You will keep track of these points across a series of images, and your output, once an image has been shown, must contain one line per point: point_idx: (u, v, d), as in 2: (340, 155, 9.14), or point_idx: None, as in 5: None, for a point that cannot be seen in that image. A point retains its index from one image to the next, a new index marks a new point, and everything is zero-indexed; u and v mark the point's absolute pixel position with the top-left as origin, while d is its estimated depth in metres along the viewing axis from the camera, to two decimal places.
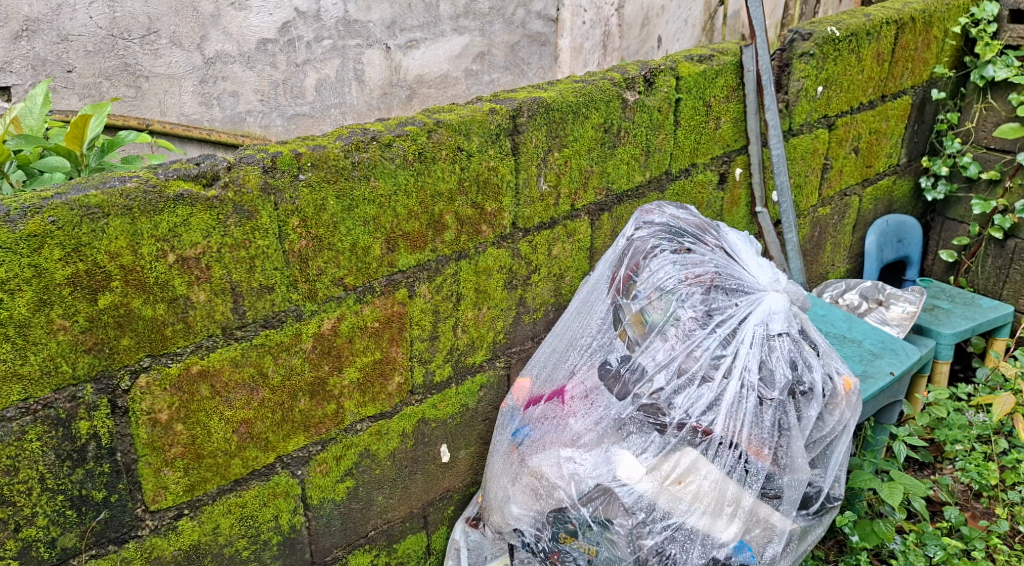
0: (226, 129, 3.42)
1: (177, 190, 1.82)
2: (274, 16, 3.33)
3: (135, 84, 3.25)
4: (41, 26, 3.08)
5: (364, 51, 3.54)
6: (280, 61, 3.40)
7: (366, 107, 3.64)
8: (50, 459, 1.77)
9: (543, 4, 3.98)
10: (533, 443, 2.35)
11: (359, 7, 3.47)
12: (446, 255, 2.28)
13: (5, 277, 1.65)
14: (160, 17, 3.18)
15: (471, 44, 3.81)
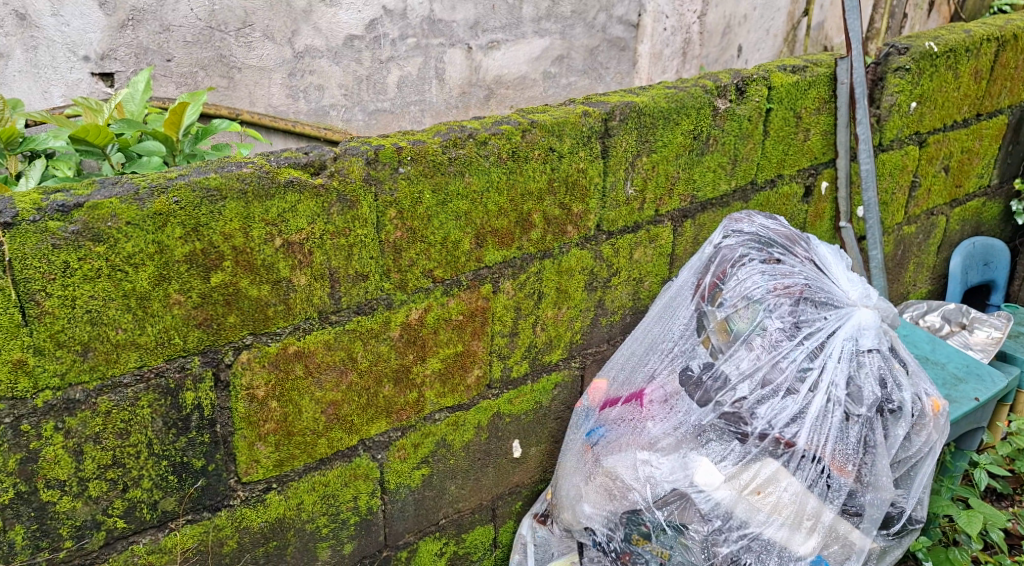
0: (311, 121, 3.36)
1: (287, 176, 1.90)
2: (362, 14, 3.33)
3: (228, 74, 3.20)
4: (146, 16, 3.03)
5: (446, 51, 3.57)
6: (365, 57, 3.39)
7: (444, 106, 3.66)
8: (158, 426, 1.87)
9: (625, 9, 4.01)
10: (609, 443, 2.37)
11: (444, 7, 3.49)
12: (531, 253, 2.33)
13: (132, 252, 1.76)
14: (255, 10, 3.15)
15: (552, 47, 3.84)
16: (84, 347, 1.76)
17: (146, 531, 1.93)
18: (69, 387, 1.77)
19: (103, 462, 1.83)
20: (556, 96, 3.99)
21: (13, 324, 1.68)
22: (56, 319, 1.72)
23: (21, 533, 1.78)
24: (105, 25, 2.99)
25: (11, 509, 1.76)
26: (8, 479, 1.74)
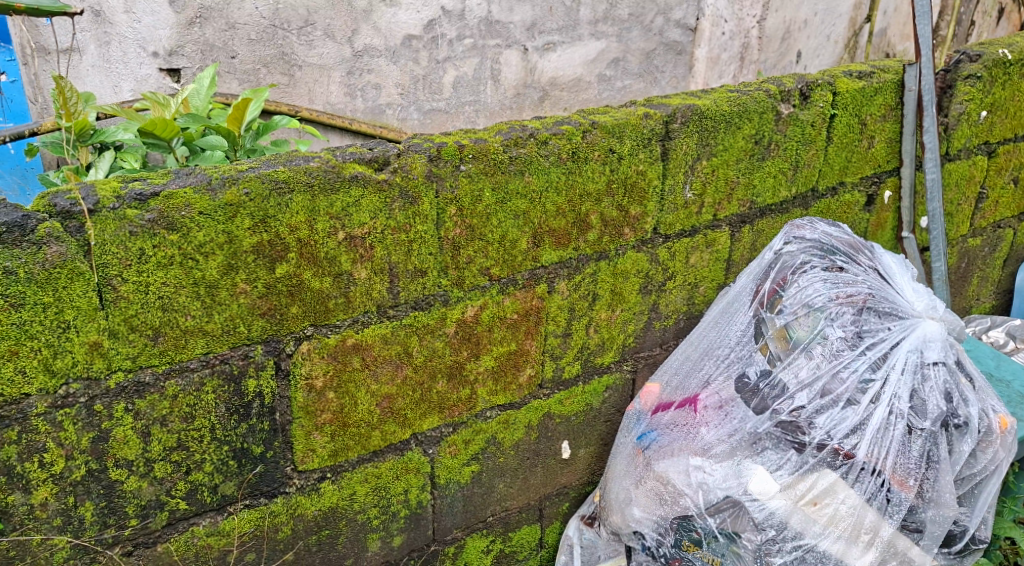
0: (367, 119, 3.40)
1: (352, 171, 1.93)
2: (421, 14, 3.36)
3: (289, 72, 3.22)
4: (212, 14, 3.05)
5: (502, 52, 3.59)
6: (422, 57, 3.42)
7: (499, 107, 3.68)
8: (221, 412, 1.92)
9: (683, 13, 4.00)
10: (661, 448, 2.36)
11: (502, 8, 3.51)
12: (587, 254, 2.33)
13: (202, 241, 1.80)
14: (318, 9, 3.17)
15: (608, 49, 3.84)
16: (155, 332, 1.81)
17: (205, 514, 1.98)
18: (139, 370, 1.82)
19: (168, 444, 1.88)
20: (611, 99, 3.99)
21: (91, 307, 1.74)
22: (130, 304, 1.77)
23: (90, 509, 1.85)
24: (174, 23, 3.02)
25: (81, 486, 1.82)
26: (79, 456, 1.80)
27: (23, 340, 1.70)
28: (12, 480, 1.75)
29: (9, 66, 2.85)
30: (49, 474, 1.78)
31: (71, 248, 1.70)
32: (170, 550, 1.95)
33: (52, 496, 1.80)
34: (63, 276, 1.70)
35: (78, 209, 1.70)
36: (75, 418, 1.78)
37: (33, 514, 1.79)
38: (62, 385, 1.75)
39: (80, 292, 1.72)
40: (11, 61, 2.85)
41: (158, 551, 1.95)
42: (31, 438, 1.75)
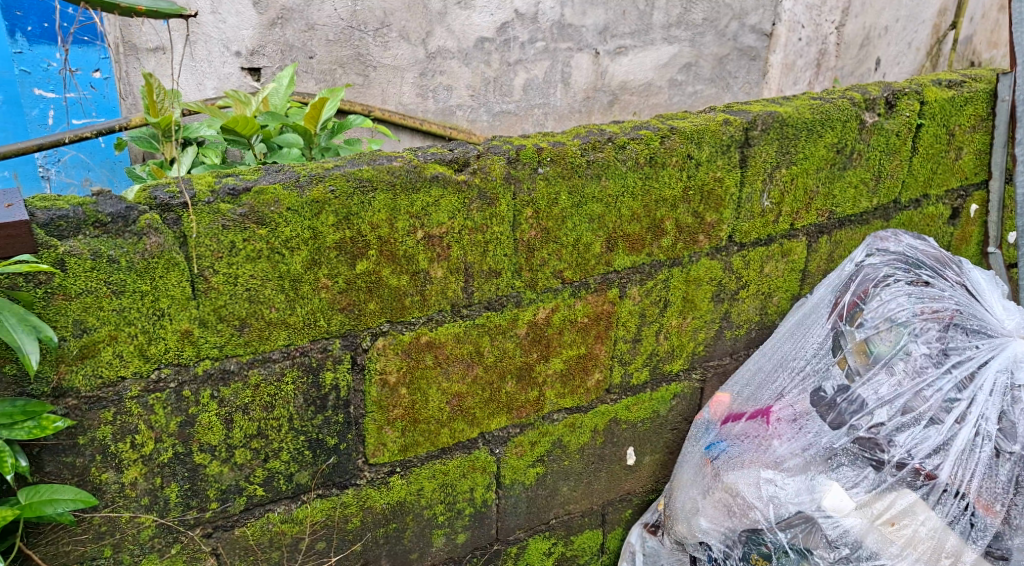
0: (437, 120, 3.44)
1: (433, 171, 1.96)
2: (495, 16, 3.39)
3: (364, 73, 3.27)
4: (293, 15, 3.11)
5: (573, 55, 3.59)
6: (494, 59, 3.45)
7: (568, 110, 3.68)
8: (299, 403, 1.97)
9: (759, 18, 3.94)
10: (730, 459, 2.35)
11: (575, 11, 3.51)
12: (661, 260, 2.32)
13: (289, 236, 1.85)
14: (394, 11, 3.21)
15: (680, 54, 3.82)
16: (241, 323, 1.86)
17: (281, 501, 2.03)
18: (225, 358, 1.87)
19: (249, 431, 1.94)
20: (681, 105, 3.96)
21: (184, 296, 1.80)
22: (219, 295, 1.83)
23: (175, 490, 1.91)
24: (256, 23, 3.08)
25: (168, 468, 1.88)
26: (167, 439, 1.86)
27: (122, 326, 1.76)
28: (106, 458, 1.82)
29: (102, 63, 2.95)
30: (140, 455, 1.85)
31: (169, 239, 1.76)
32: (246, 534, 2.00)
33: (141, 476, 1.86)
34: (160, 266, 1.76)
35: (177, 202, 1.76)
36: (165, 402, 1.84)
37: (123, 492, 1.86)
38: (154, 369, 1.81)
39: (175, 282, 1.78)
40: (104, 59, 2.95)
41: (235, 535, 2.00)
42: (124, 420, 1.81)
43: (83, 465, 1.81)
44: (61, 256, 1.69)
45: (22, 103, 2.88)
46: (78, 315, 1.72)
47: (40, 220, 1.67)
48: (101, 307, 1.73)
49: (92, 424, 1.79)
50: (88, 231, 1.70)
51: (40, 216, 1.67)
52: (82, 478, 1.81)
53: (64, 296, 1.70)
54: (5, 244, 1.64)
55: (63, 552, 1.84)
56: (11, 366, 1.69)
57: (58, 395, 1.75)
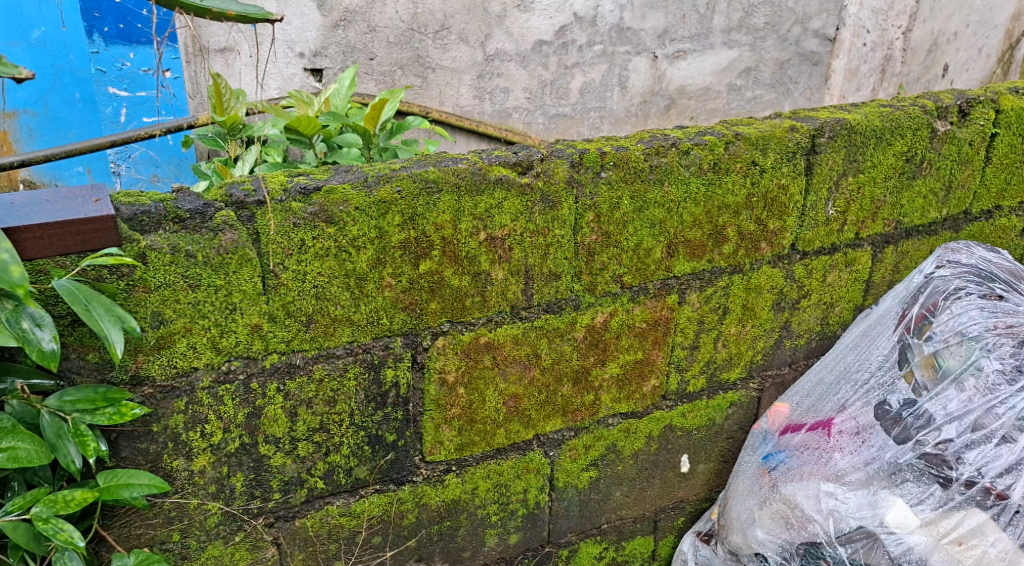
0: (493, 122, 3.45)
1: (497, 174, 1.97)
2: (553, 19, 3.38)
3: (423, 74, 3.29)
4: (356, 17, 3.14)
5: (632, 59, 3.57)
6: (551, 62, 3.44)
7: (624, 114, 3.66)
8: (360, 399, 1.99)
9: (823, 22, 3.88)
10: (789, 470, 2.34)
11: (635, 15, 3.49)
12: (721, 267, 2.30)
13: (356, 235, 1.87)
14: (454, 14, 3.23)
15: (740, 58, 3.78)
16: (308, 319, 1.89)
17: (340, 494, 2.06)
18: (292, 352, 1.90)
19: (312, 425, 1.97)
20: (740, 110, 3.92)
21: (255, 291, 1.83)
22: (288, 291, 1.86)
23: (240, 480, 1.94)
24: (320, 25, 3.13)
25: (235, 457, 1.92)
26: (235, 430, 1.90)
27: (196, 319, 1.80)
28: (177, 446, 1.87)
29: (174, 64, 3.03)
30: (208, 444, 1.89)
31: (243, 235, 1.80)
32: (305, 525, 2.04)
33: (209, 464, 1.90)
34: (234, 261, 1.80)
35: (252, 200, 1.79)
36: (234, 393, 1.88)
37: (192, 479, 1.90)
38: (225, 361, 1.85)
39: (247, 277, 1.82)
40: (175, 59, 3.03)
41: (296, 526, 2.03)
42: (195, 409, 1.85)
43: (156, 452, 1.85)
44: (143, 250, 1.73)
45: (97, 101, 2.97)
46: (156, 307, 1.76)
47: (125, 215, 1.71)
48: (177, 300, 1.78)
49: (166, 412, 1.83)
50: (168, 227, 1.74)
51: (124, 211, 1.71)
52: (155, 464, 1.86)
53: (144, 289, 1.74)
54: (92, 238, 1.68)
55: (135, 535, 1.89)
56: (94, 354, 1.74)
57: (136, 384, 1.79)
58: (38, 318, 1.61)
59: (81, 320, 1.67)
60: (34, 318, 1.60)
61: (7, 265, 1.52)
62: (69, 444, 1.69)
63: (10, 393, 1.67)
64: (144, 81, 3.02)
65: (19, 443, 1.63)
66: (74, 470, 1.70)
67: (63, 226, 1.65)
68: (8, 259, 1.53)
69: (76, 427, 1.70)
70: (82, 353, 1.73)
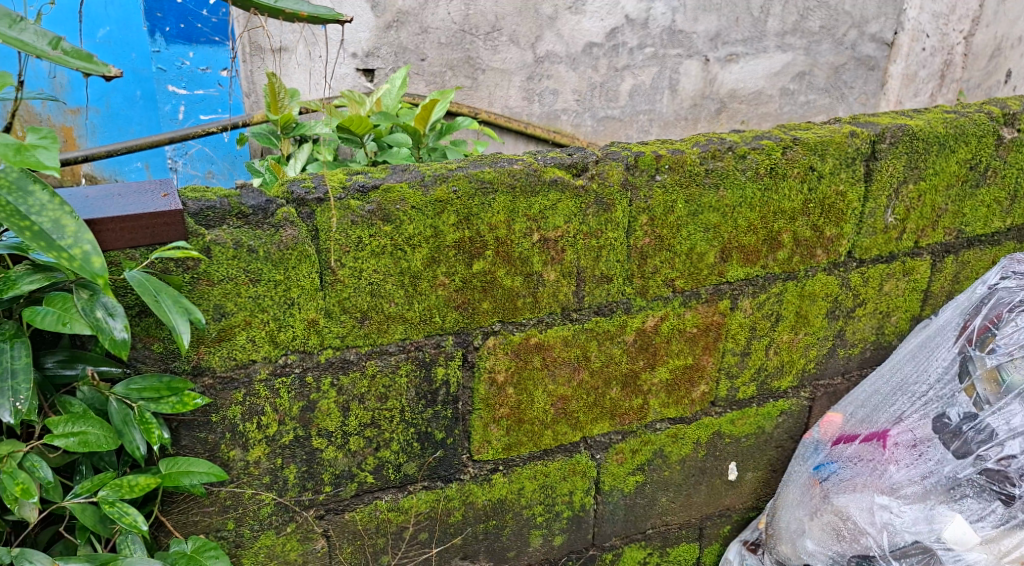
0: (541, 124, 3.45)
1: (552, 175, 1.96)
2: (604, 22, 3.36)
3: (473, 75, 3.30)
4: (408, 18, 3.15)
5: (683, 61, 3.54)
6: (601, 65, 3.42)
7: (674, 117, 3.64)
8: (411, 396, 2.01)
9: (879, 27, 3.86)
10: (841, 481, 2.32)
11: (687, 17, 3.46)
12: (775, 273, 2.27)
13: (412, 234, 1.88)
14: (505, 16, 3.24)
15: (794, 62, 3.73)
16: (363, 315, 1.91)
17: (388, 489, 2.07)
18: (346, 348, 1.92)
19: (363, 420, 1.99)
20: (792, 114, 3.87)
21: (312, 287, 1.85)
22: (345, 287, 1.87)
23: (293, 471, 1.97)
24: (374, 26, 3.12)
25: (288, 450, 1.94)
26: (289, 423, 1.92)
27: (256, 312, 1.83)
28: (234, 437, 1.89)
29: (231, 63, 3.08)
30: (264, 436, 1.91)
31: (303, 232, 1.81)
32: (354, 519, 2.05)
33: (264, 455, 1.93)
34: (293, 257, 1.82)
35: (312, 197, 1.80)
36: (289, 387, 1.90)
37: (247, 469, 1.93)
38: (282, 354, 1.87)
39: (306, 273, 1.84)
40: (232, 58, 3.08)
41: (345, 519, 2.05)
42: (252, 401, 1.88)
43: (213, 442, 1.88)
44: (207, 244, 1.75)
45: (157, 98, 3.03)
46: (218, 300, 1.79)
47: (191, 209, 1.74)
48: (239, 294, 1.80)
49: (225, 403, 1.86)
50: (232, 222, 1.77)
51: (191, 206, 1.74)
52: (212, 454, 1.88)
53: (207, 282, 1.77)
54: (161, 231, 1.70)
55: (192, 522, 1.92)
56: (159, 344, 1.77)
57: (196, 374, 1.82)
58: (111, 307, 1.62)
59: (151, 309, 1.68)
60: (107, 307, 1.61)
61: (88, 255, 1.48)
62: (134, 431, 1.71)
63: (81, 379, 1.70)
64: (203, 79, 3.07)
65: (89, 427, 1.66)
66: (139, 456, 1.72)
67: (134, 219, 1.68)
68: (91, 249, 1.49)
69: (142, 414, 1.72)
70: (147, 343, 1.76)
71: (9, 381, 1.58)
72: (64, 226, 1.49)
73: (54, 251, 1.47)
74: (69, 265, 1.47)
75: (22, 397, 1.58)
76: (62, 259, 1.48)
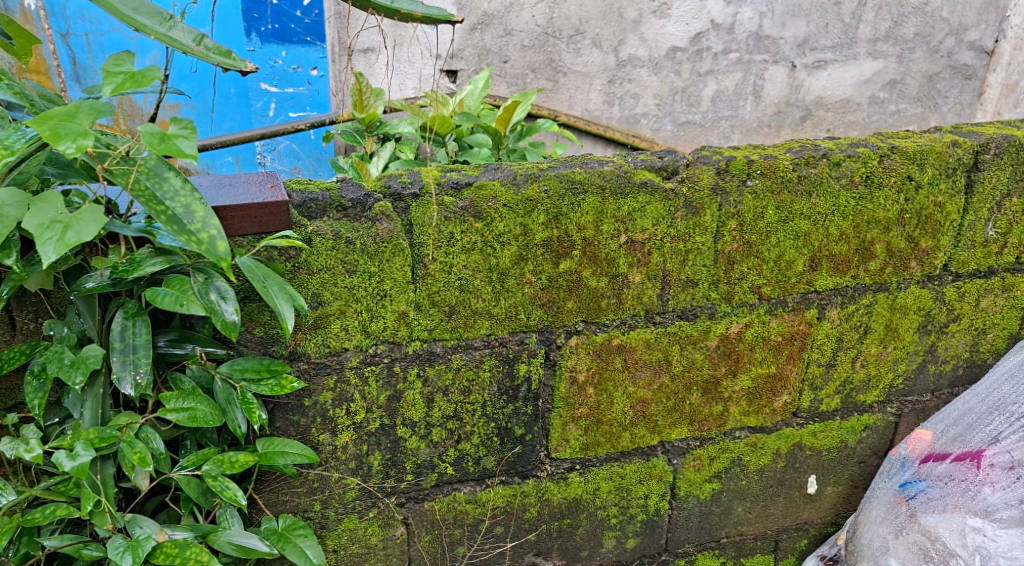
0: (621, 128, 3.43)
1: (642, 178, 1.96)
2: (689, 26, 3.33)
3: (554, 78, 3.32)
4: (493, 21, 3.19)
5: (768, 67, 3.49)
6: (684, 69, 3.40)
7: (757, 124, 3.59)
8: (493, 390, 2.03)
9: (980, 34, 3.68)
10: (930, 500, 2.30)
11: (775, 23, 3.41)
12: (865, 284, 2.22)
13: (502, 231, 1.91)
14: (589, 19, 3.23)
15: (886, 70, 3.64)
16: (451, 309, 1.94)
17: (467, 481, 2.10)
18: (433, 341, 1.95)
19: (446, 412, 2.02)
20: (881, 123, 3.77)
21: (404, 280, 1.89)
22: (435, 282, 1.91)
23: (377, 458, 2.01)
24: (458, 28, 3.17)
25: (374, 437, 1.99)
26: (377, 411, 1.96)
27: (350, 302, 1.87)
28: (324, 421, 1.94)
29: (321, 62, 3.14)
30: (352, 422, 1.96)
31: (398, 226, 1.85)
32: (434, 508, 2.09)
33: (351, 441, 1.97)
34: (387, 250, 1.86)
35: (408, 192, 1.83)
36: (378, 376, 1.94)
37: (335, 454, 1.97)
38: (372, 344, 1.91)
39: (398, 266, 1.87)
40: (322, 58, 3.14)
41: (424, 508, 2.08)
42: (342, 388, 1.92)
43: (305, 425, 1.93)
44: (309, 234, 1.81)
45: (250, 96, 3.16)
46: (316, 289, 1.84)
47: (296, 201, 1.79)
48: (335, 284, 1.85)
49: (317, 388, 1.91)
50: (332, 214, 1.81)
51: (295, 198, 1.79)
52: (303, 436, 1.94)
53: (307, 271, 1.82)
54: (267, 221, 1.76)
55: (281, 501, 1.97)
56: (261, 328, 1.83)
57: (293, 358, 1.87)
58: (223, 291, 1.68)
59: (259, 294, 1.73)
60: (220, 290, 1.67)
61: (214, 240, 1.55)
62: (236, 410, 1.78)
63: (190, 358, 1.77)
64: (293, 78, 3.15)
65: (197, 404, 1.72)
66: (240, 434, 1.78)
67: (244, 208, 1.73)
68: (217, 234, 1.56)
69: (244, 395, 1.78)
70: (249, 327, 1.82)
71: (130, 355, 1.66)
72: (194, 212, 1.56)
73: (184, 235, 1.55)
74: (197, 248, 1.55)
75: (142, 371, 1.66)
76: (191, 243, 1.55)
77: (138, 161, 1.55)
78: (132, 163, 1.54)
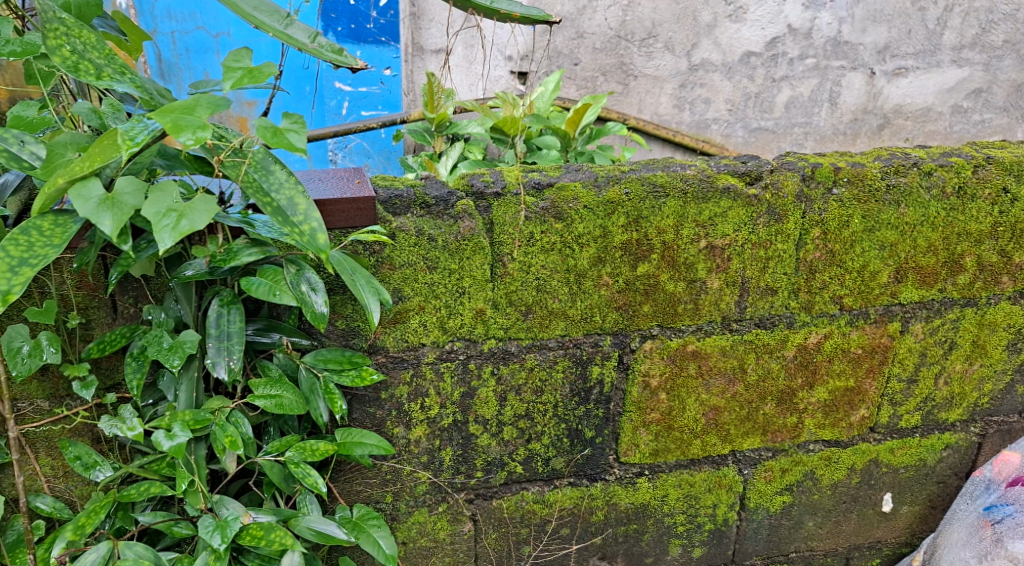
0: (690, 132, 3.38)
1: (724, 183, 1.93)
2: (765, 31, 3.24)
3: (624, 81, 3.29)
4: (566, 23, 3.19)
5: (846, 74, 3.34)
6: (758, 75, 3.30)
7: (831, 132, 3.45)
8: (565, 391, 2.02)
9: None
10: (1017, 525, 2.13)
11: (854, 28, 3.26)
12: (953, 298, 2.15)
13: (581, 232, 1.89)
14: (662, 23, 3.19)
15: (970, 78, 3.39)
16: (527, 309, 1.93)
17: (536, 481, 2.10)
18: (508, 340, 1.95)
19: (518, 411, 2.01)
20: (964, 132, 3.54)
21: (483, 278, 1.89)
22: (513, 281, 1.91)
23: (449, 454, 2.02)
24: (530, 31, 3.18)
25: (447, 432, 1.99)
26: (450, 407, 1.97)
27: (430, 298, 1.88)
28: (400, 415, 1.95)
29: (394, 62, 3.17)
30: (426, 416, 1.97)
31: (479, 224, 1.86)
32: (502, 506, 2.08)
33: (424, 435, 1.99)
34: (468, 248, 1.86)
35: (490, 191, 1.85)
36: (452, 372, 1.94)
37: (408, 447, 1.99)
38: (448, 340, 1.92)
39: (478, 264, 1.88)
40: (395, 58, 3.17)
41: (493, 505, 2.08)
42: (418, 382, 1.93)
43: (381, 417, 1.95)
44: (393, 230, 1.82)
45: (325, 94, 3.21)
46: (397, 284, 1.86)
47: (382, 197, 1.80)
48: (416, 279, 1.86)
49: (394, 382, 1.92)
50: (416, 211, 1.82)
51: (381, 194, 1.81)
52: (379, 429, 1.96)
53: (389, 266, 1.84)
54: (354, 216, 1.78)
55: (355, 491, 1.99)
56: (344, 321, 1.86)
57: (372, 351, 1.89)
58: (314, 282, 1.70)
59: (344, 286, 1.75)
60: (310, 282, 1.70)
61: (315, 232, 1.57)
62: (319, 400, 1.80)
63: (277, 347, 1.79)
64: (367, 77, 3.19)
65: (284, 391, 1.75)
66: (322, 423, 1.80)
67: (333, 202, 1.75)
68: (318, 227, 1.58)
69: (327, 385, 1.80)
70: (332, 319, 1.85)
71: (225, 342, 1.69)
72: (297, 205, 1.58)
73: (287, 227, 1.57)
74: (299, 239, 1.57)
75: (235, 357, 1.69)
76: (293, 235, 1.57)
77: (249, 154, 1.59)
78: (242, 156, 1.58)
